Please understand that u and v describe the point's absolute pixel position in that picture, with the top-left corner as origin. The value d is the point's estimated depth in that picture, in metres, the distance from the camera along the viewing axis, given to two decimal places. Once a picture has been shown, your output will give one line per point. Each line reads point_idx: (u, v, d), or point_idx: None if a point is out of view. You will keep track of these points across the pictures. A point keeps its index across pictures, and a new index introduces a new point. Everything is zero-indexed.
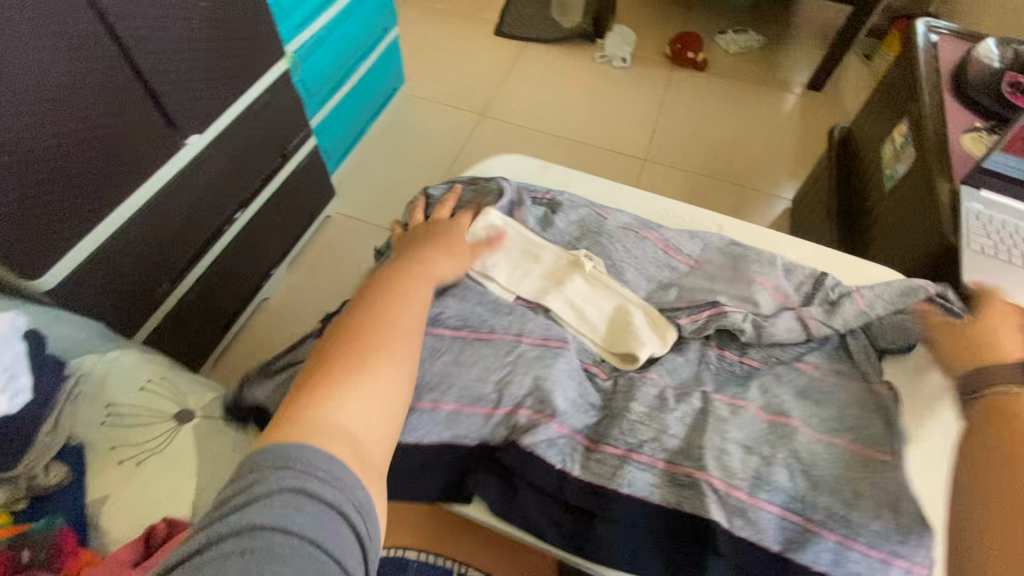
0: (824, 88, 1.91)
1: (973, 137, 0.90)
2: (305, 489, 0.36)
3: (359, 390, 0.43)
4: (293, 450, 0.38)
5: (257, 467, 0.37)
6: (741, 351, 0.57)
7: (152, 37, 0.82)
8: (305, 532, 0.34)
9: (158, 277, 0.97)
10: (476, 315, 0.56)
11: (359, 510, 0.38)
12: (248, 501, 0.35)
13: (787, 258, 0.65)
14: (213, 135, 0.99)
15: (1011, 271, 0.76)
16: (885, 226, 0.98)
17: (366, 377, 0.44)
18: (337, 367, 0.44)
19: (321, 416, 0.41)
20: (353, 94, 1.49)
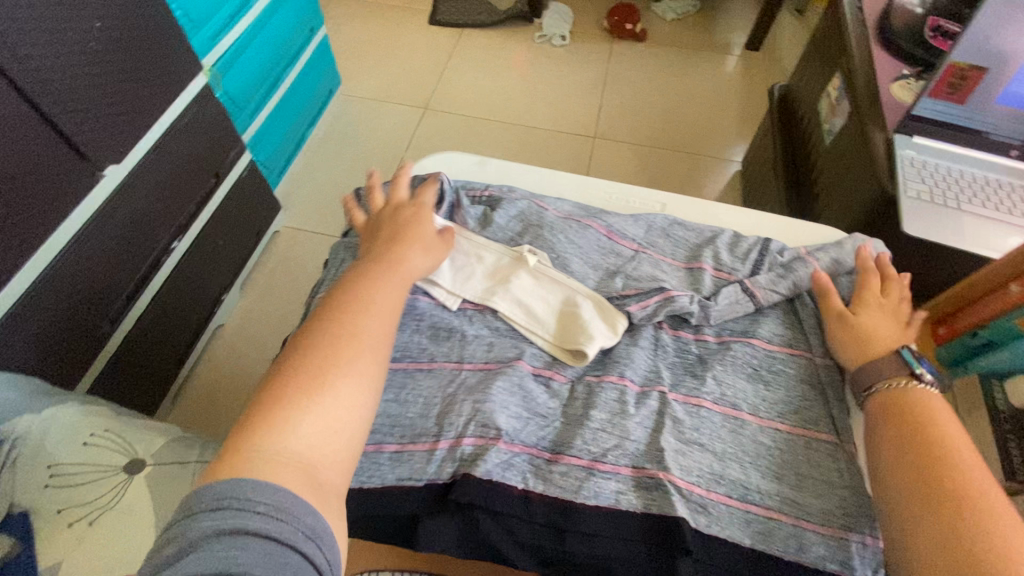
0: (762, 47, 1.92)
1: (901, 86, 0.92)
2: (247, 529, 0.34)
3: (319, 410, 0.41)
4: (232, 488, 0.36)
5: (194, 513, 0.35)
6: (695, 331, 0.57)
7: (48, 67, 0.76)
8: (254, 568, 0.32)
9: (95, 320, 0.92)
10: (416, 344, 0.55)
11: (310, 538, 0.36)
12: (193, 545, 0.33)
13: (732, 232, 0.65)
14: (135, 163, 0.94)
15: (948, 214, 0.78)
16: (828, 182, 0.99)
17: (324, 394, 0.42)
18: (293, 384, 0.42)
19: (275, 447, 0.38)
20: (286, 102, 1.43)
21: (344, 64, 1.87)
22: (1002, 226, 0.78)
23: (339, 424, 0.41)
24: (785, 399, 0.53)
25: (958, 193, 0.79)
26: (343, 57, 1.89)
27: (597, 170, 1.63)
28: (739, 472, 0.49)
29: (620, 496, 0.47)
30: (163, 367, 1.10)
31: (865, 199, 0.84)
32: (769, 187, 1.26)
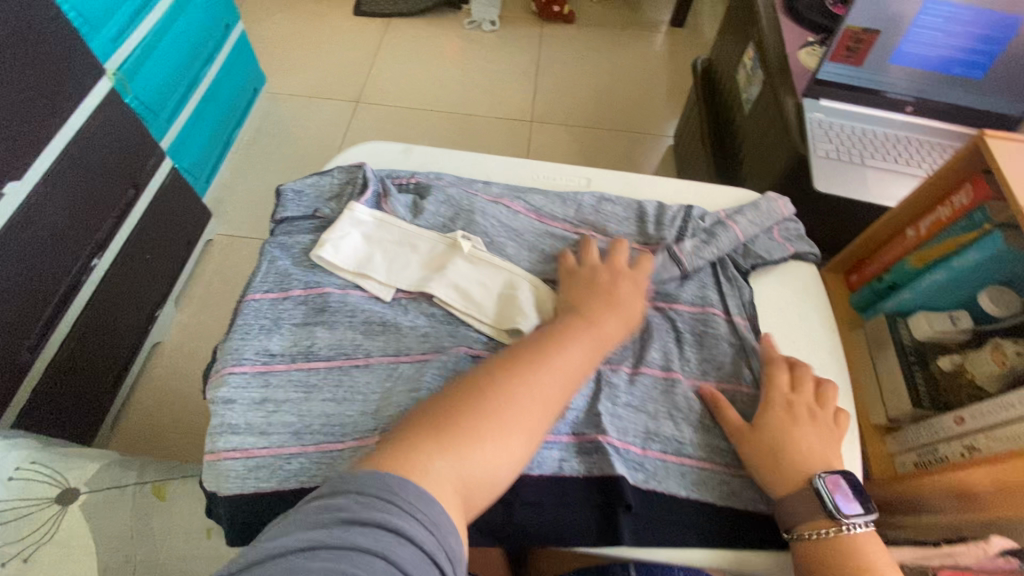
0: (686, 24, 1.97)
1: (807, 52, 0.97)
2: (404, 530, 0.34)
3: (487, 448, 0.41)
4: (396, 481, 0.37)
5: (360, 491, 0.36)
6: None
7: None
8: (405, 565, 0.33)
9: (13, 348, 0.86)
10: (350, 340, 0.54)
11: (451, 560, 0.35)
12: (348, 521, 0.34)
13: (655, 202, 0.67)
14: (41, 176, 0.88)
15: (854, 170, 0.83)
16: (749, 148, 1.04)
17: (496, 434, 0.42)
18: (483, 421, 0.42)
19: (442, 464, 0.39)
20: (206, 104, 1.36)
21: (268, 61, 1.79)
22: (902, 177, 0.84)
23: (501, 470, 0.42)
24: (709, 357, 0.56)
25: (862, 150, 0.85)
26: (266, 54, 1.81)
27: (537, 153, 1.64)
28: (672, 429, 0.51)
29: (562, 463, 0.48)
30: (98, 391, 1.04)
31: (781, 162, 0.89)
32: (699, 159, 1.30)
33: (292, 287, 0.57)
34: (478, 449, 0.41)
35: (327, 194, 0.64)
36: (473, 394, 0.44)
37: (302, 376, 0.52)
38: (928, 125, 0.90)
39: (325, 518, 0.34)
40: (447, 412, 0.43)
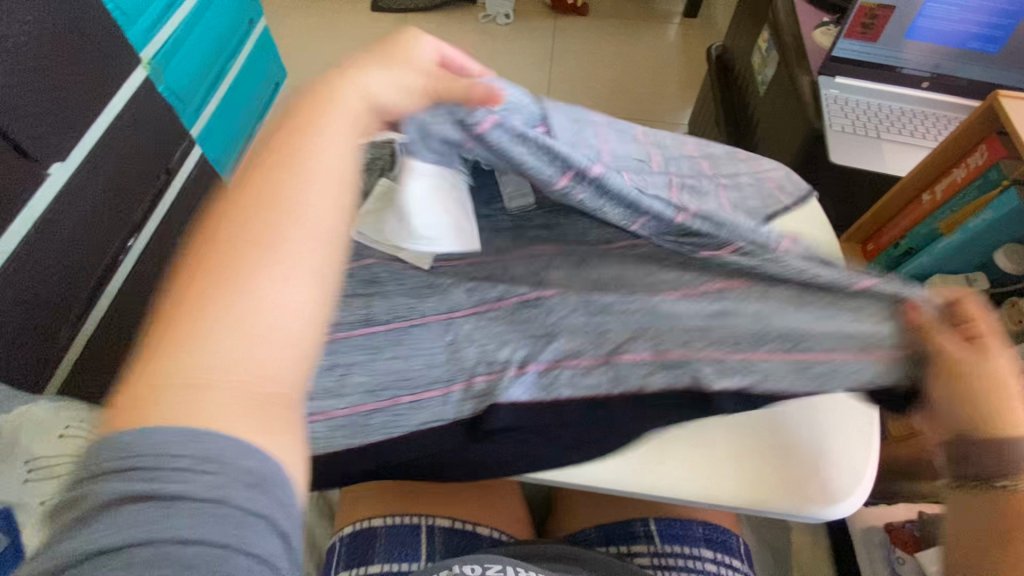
0: (699, 15, 1.99)
1: (822, 32, 0.99)
2: (172, 492, 0.24)
3: (251, 310, 0.29)
4: (128, 440, 0.25)
5: (100, 475, 0.25)
6: None
7: None
8: (188, 534, 0.24)
9: (56, 323, 0.90)
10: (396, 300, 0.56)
11: (275, 486, 0.26)
12: (105, 504, 0.24)
13: None
14: (82, 159, 0.92)
15: (869, 144, 0.85)
16: (764, 128, 1.05)
17: (245, 301, 0.29)
18: (219, 289, 0.29)
19: (186, 374, 0.27)
20: (231, 96, 1.41)
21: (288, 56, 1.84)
22: (917, 151, 0.85)
23: (282, 333, 0.29)
24: None
25: (877, 124, 0.86)
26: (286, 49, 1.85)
27: None
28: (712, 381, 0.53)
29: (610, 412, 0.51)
30: None
31: (796, 139, 0.89)
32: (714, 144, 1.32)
33: None
34: (237, 322, 0.28)
35: None
36: (193, 263, 0.30)
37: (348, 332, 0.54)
38: (944, 101, 0.91)
39: (78, 514, 0.24)
40: (166, 298, 0.29)
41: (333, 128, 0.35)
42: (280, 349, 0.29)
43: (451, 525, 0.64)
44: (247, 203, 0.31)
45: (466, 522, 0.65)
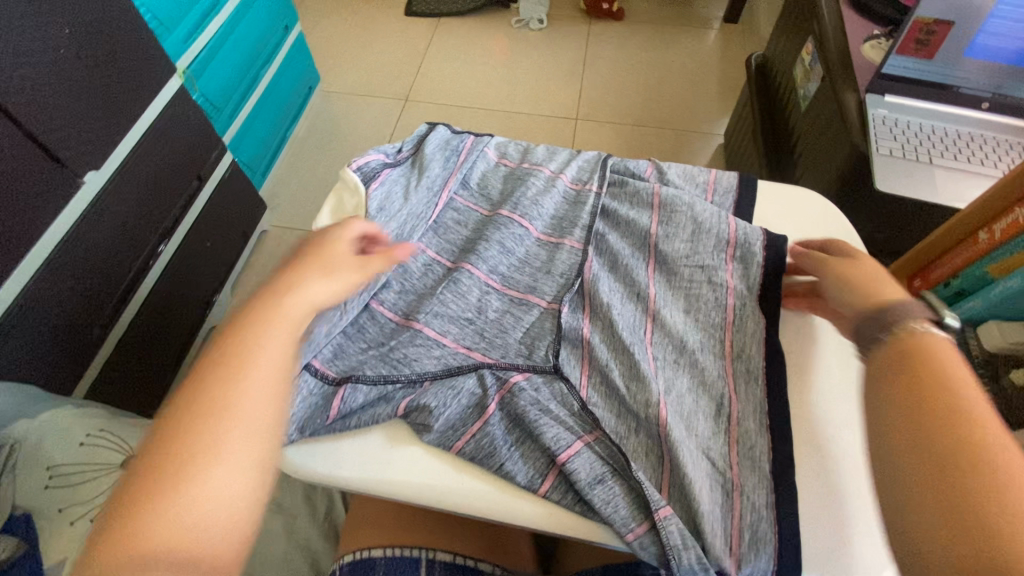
0: (736, 19, 1.92)
1: (873, 46, 0.93)
2: None
3: (195, 501, 0.38)
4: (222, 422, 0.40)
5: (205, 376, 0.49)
6: (613, 277, 0.61)
7: (27, 83, 0.77)
8: None
9: (90, 322, 0.93)
10: (586, 308, 0.58)
11: None
12: None
13: (675, 222, 0.63)
14: (112, 170, 0.94)
15: (920, 170, 0.79)
16: (805, 156, 0.98)
17: (212, 470, 0.39)
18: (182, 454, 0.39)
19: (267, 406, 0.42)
20: (266, 100, 1.43)
21: (349, 55, 1.86)
22: (973, 178, 0.79)
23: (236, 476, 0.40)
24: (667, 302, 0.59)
25: (930, 148, 0.81)
26: (351, 49, 1.87)
27: None
28: (670, 298, 0.59)
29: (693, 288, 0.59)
30: (161, 370, 1.11)
31: (839, 159, 0.85)
32: (748, 158, 1.26)
33: (440, 198, 0.65)
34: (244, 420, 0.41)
35: (384, 185, 0.63)
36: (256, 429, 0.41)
37: (553, 272, 0.61)
38: (1001, 122, 0.84)
39: None
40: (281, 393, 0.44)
41: (282, 340, 0.45)
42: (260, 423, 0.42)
43: (453, 560, 0.57)
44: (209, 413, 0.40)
45: (468, 558, 0.58)
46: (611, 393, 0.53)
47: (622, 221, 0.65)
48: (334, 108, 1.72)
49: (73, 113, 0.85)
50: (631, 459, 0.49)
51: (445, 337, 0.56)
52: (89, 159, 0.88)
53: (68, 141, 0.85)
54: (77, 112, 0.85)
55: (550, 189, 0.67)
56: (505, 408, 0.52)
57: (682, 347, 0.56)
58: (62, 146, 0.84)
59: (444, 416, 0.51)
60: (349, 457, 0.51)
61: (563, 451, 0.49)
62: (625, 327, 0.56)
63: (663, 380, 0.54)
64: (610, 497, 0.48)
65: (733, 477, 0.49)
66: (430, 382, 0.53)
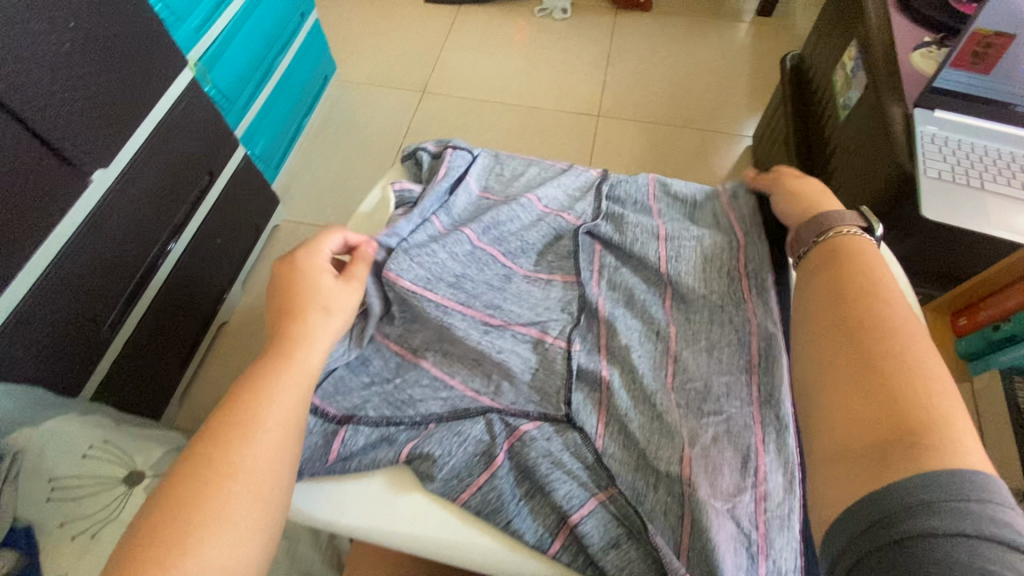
0: (770, 13, 1.84)
1: (922, 54, 0.86)
2: None
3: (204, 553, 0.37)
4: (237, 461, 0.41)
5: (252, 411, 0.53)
6: (621, 317, 0.58)
7: (35, 81, 0.75)
8: None
9: (97, 323, 0.92)
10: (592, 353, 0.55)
11: None
12: None
13: (690, 257, 0.60)
14: (120, 166, 0.91)
15: (970, 195, 0.73)
16: (843, 171, 0.92)
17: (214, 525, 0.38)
18: (193, 508, 0.38)
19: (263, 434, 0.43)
20: (281, 91, 1.40)
21: (367, 43, 1.81)
22: None
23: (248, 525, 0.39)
24: (685, 347, 0.55)
25: (982, 171, 0.75)
26: (369, 37, 1.83)
27: (601, 153, 1.56)
28: (686, 340, 0.56)
29: (711, 329, 0.56)
30: (169, 368, 1.10)
31: (879, 178, 0.79)
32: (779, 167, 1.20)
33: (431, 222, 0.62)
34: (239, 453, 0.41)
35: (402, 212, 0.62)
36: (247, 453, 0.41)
37: (554, 312, 0.58)
38: None
39: None
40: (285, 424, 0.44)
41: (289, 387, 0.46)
42: (272, 449, 0.43)
43: None
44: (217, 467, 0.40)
45: None
46: (629, 443, 0.50)
47: (627, 257, 0.62)
48: (350, 98, 1.68)
49: (81, 110, 0.82)
50: (640, 524, 0.46)
51: (452, 378, 0.54)
52: (97, 158, 0.86)
53: (75, 139, 0.82)
54: (85, 108, 0.83)
55: (546, 220, 0.64)
56: (514, 458, 0.50)
57: (705, 392, 0.52)
58: (69, 145, 0.81)
59: (447, 465, 0.49)
60: (347, 502, 0.50)
61: (573, 511, 0.47)
62: (648, 372, 0.53)
63: (692, 428, 0.50)
64: (622, 563, 0.45)
65: (759, 540, 0.44)
66: (435, 427, 0.51)
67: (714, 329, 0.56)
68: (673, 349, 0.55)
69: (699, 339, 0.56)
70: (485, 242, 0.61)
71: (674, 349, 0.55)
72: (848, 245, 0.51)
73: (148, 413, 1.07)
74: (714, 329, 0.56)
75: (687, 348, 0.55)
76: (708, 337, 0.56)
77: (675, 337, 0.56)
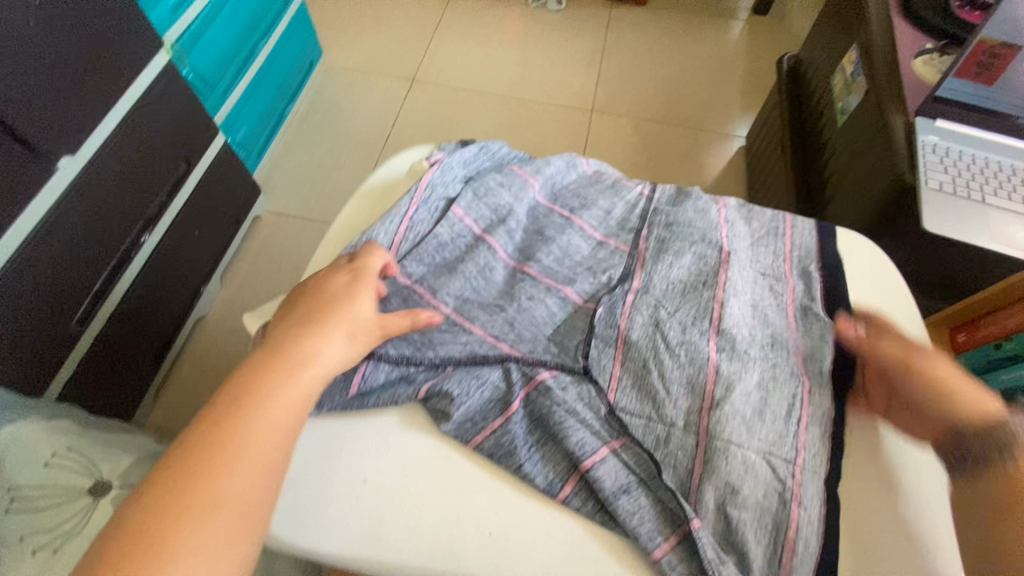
0: (766, 12, 1.82)
1: (924, 61, 0.85)
2: None
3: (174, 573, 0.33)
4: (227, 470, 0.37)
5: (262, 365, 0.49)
6: (667, 283, 0.53)
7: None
8: None
9: (64, 318, 0.87)
10: (630, 318, 0.51)
11: None
12: None
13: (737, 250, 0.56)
14: (90, 152, 0.86)
15: (970, 207, 0.73)
16: (840, 179, 0.91)
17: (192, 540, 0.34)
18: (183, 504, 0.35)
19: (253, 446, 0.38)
20: (264, 76, 1.34)
21: (354, 27, 1.75)
22: None
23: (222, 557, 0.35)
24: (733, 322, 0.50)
25: (983, 184, 0.74)
26: (356, 21, 1.76)
27: (593, 150, 1.53)
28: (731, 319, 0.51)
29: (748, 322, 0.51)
30: (142, 366, 1.05)
31: (878, 186, 0.78)
32: (773, 172, 1.19)
33: (490, 187, 0.55)
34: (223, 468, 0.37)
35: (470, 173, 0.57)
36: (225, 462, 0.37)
37: (598, 277, 0.53)
38: None
39: None
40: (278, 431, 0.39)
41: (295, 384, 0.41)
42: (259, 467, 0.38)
43: None
44: (200, 461, 0.37)
45: None
46: (646, 398, 0.47)
47: (680, 234, 0.56)
48: (336, 85, 1.63)
49: (47, 92, 0.77)
50: (654, 489, 0.43)
51: (472, 323, 0.49)
52: (64, 143, 0.81)
53: (40, 122, 0.77)
54: (50, 89, 0.77)
55: (607, 203, 0.59)
56: (536, 421, 0.46)
57: (752, 340, 0.50)
58: (33, 128, 0.76)
59: (464, 406, 0.45)
60: (352, 436, 0.46)
61: (586, 456, 0.43)
62: (676, 331, 0.50)
63: (722, 379, 0.47)
64: (637, 506, 0.42)
65: (787, 523, 0.42)
66: (454, 368, 0.47)
67: (756, 321, 0.51)
68: (711, 325, 0.50)
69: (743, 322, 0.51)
70: (545, 200, 0.58)
71: (716, 321, 0.50)
72: (979, 407, 0.42)
73: (119, 413, 1.02)
74: (754, 320, 0.51)
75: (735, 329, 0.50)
76: (750, 326, 0.51)
77: (719, 309, 0.51)
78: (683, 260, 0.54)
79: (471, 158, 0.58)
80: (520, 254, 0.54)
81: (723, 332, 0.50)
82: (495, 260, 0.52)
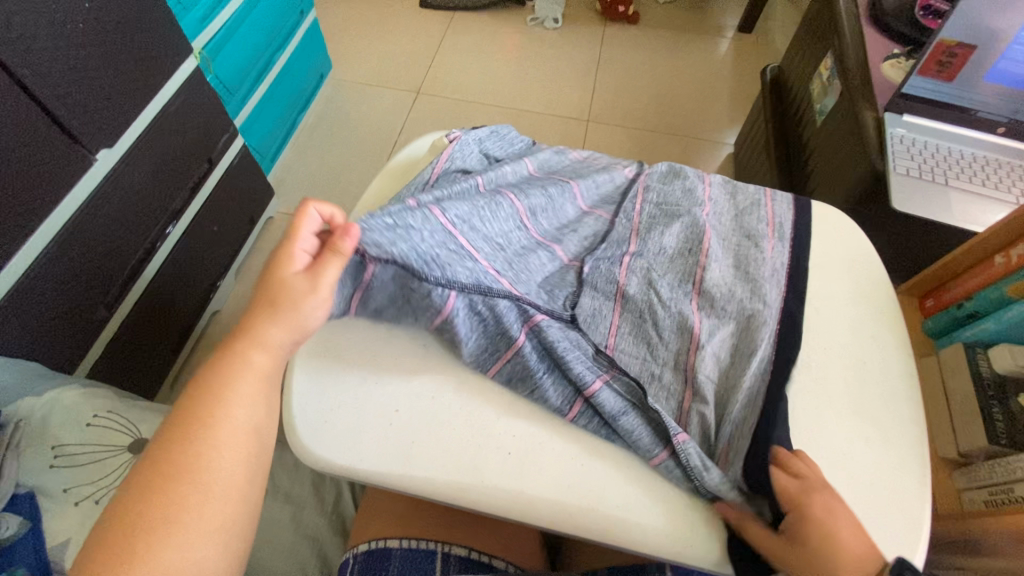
0: (751, 30, 1.93)
1: (892, 64, 0.94)
2: None
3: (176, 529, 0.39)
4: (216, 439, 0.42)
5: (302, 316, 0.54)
6: (656, 244, 0.59)
7: (49, 57, 0.76)
8: None
9: (95, 303, 0.92)
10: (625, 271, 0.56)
11: None
12: None
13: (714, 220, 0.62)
14: (124, 148, 0.92)
15: (935, 190, 0.80)
16: (820, 172, 0.98)
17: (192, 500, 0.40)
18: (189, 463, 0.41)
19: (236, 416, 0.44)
20: (278, 85, 1.42)
21: (361, 43, 1.85)
22: (988, 203, 0.80)
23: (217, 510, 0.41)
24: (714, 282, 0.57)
25: (946, 170, 0.82)
26: (364, 37, 1.86)
27: None
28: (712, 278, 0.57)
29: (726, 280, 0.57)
30: (162, 355, 1.10)
31: (854, 176, 0.85)
32: (760, 171, 1.27)
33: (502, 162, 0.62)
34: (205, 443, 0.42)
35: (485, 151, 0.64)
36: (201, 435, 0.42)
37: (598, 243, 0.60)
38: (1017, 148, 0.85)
39: None
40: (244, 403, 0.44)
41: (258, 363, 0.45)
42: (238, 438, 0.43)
43: (467, 555, 0.60)
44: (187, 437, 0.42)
45: (481, 553, 0.60)
46: (642, 342, 0.53)
47: (667, 208, 0.63)
48: (345, 96, 1.71)
49: (90, 89, 0.84)
50: (643, 411, 0.48)
51: (476, 252, 0.50)
52: (102, 137, 0.87)
53: (83, 116, 0.83)
54: (92, 87, 0.84)
55: (603, 180, 0.66)
56: (540, 352, 0.50)
57: (730, 296, 0.56)
58: (77, 121, 0.82)
59: (473, 341, 0.50)
60: (378, 370, 0.51)
61: (583, 388, 0.48)
62: (667, 286, 0.56)
63: (707, 327, 0.53)
64: (630, 420, 0.47)
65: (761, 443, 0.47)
66: (461, 293, 0.47)
67: (732, 280, 0.57)
68: (696, 283, 0.57)
69: (723, 281, 0.57)
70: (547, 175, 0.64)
71: (700, 279, 0.57)
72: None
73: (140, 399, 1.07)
74: (731, 278, 0.58)
75: (716, 285, 0.56)
76: (728, 283, 0.57)
77: (700, 269, 0.58)
78: (674, 228, 0.61)
79: (483, 137, 0.65)
80: (526, 202, 0.57)
81: (708, 290, 0.56)
82: (502, 203, 0.55)
